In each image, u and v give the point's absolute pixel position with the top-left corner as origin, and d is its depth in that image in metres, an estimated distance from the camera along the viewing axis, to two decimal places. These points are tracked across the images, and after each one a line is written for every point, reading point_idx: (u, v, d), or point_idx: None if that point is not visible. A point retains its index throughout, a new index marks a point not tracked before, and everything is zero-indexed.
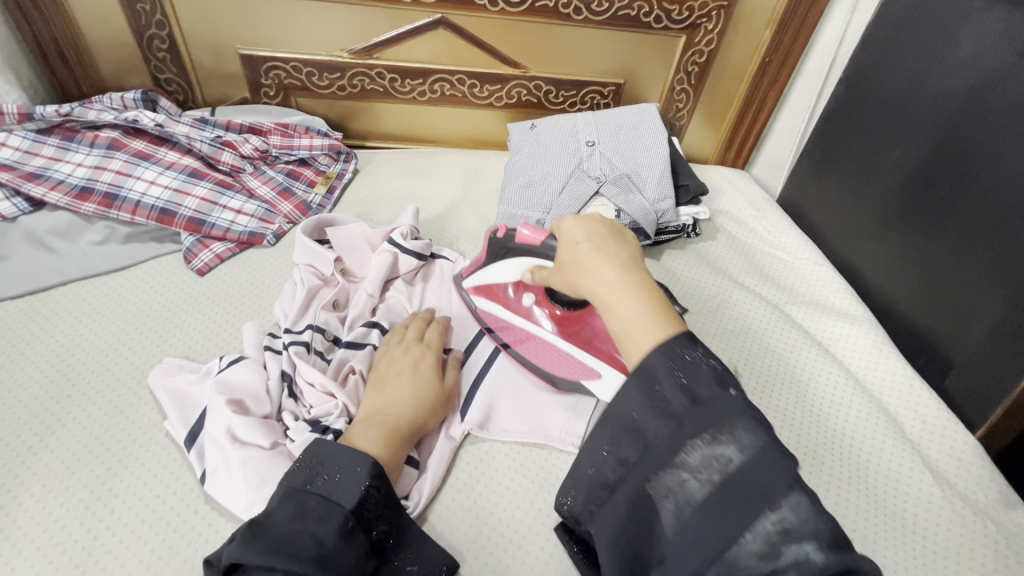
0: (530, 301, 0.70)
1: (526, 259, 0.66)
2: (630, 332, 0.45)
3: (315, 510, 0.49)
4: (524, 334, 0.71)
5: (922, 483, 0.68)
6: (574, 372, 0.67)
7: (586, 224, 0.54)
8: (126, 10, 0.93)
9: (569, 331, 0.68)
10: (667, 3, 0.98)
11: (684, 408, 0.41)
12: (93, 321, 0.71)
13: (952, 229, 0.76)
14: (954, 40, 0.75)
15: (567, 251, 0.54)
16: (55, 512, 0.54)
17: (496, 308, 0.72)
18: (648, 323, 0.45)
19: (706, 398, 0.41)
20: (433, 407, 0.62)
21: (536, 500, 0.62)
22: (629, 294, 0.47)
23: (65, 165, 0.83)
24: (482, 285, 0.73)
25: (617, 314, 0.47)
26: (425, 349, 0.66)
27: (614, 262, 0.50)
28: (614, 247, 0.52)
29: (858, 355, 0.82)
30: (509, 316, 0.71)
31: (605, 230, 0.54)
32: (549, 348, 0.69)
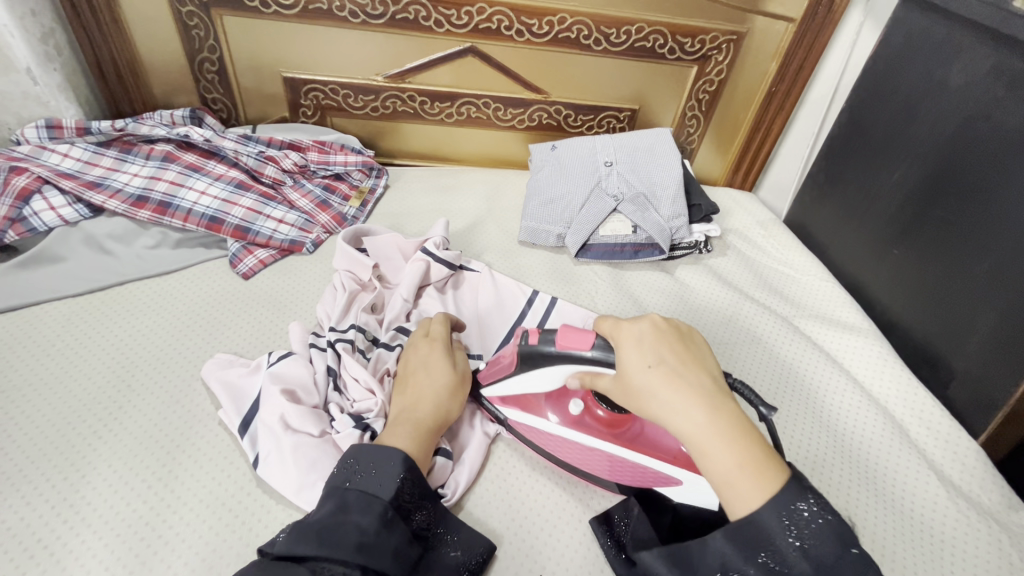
0: (575, 408, 0.66)
1: (569, 366, 0.60)
2: (733, 481, 0.48)
3: (357, 502, 0.51)
4: (575, 447, 0.65)
5: (929, 485, 0.72)
6: (645, 482, 0.62)
7: (658, 341, 0.55)
8: (181, 35, 1.01)
9: (628, 437, 0.64)
10: (680, 36, 1.06)
11: (808, 575, 0.45)
12: (148, 319, 0.77)
13: (948, 246, 0.82)
14: (948, 74, 0.82)
15: (634, 378, 0.53)
16: (121, 490, 0.58)
17: (535, 421, 0.67)
18: (750, 473, 0.48)
19: (828, 563, 0.45)
20: (452, 394, 0.64)
21: (563, 492, 0.66)
22: (720, 439, 0.49)
23: (122, 175, 0.90)
24: (509, 398, 0.68)
25: (712, 459, 0.49)
26: (432, 342, 0.69)
27: (699, 395, 0.51)
28: (691, 372, 0.53)
29: (865, 366, 0.86)
30: (552, 428, 0.66)
31: (671, 348, 0.55)
32: (606, 458, 0.64)
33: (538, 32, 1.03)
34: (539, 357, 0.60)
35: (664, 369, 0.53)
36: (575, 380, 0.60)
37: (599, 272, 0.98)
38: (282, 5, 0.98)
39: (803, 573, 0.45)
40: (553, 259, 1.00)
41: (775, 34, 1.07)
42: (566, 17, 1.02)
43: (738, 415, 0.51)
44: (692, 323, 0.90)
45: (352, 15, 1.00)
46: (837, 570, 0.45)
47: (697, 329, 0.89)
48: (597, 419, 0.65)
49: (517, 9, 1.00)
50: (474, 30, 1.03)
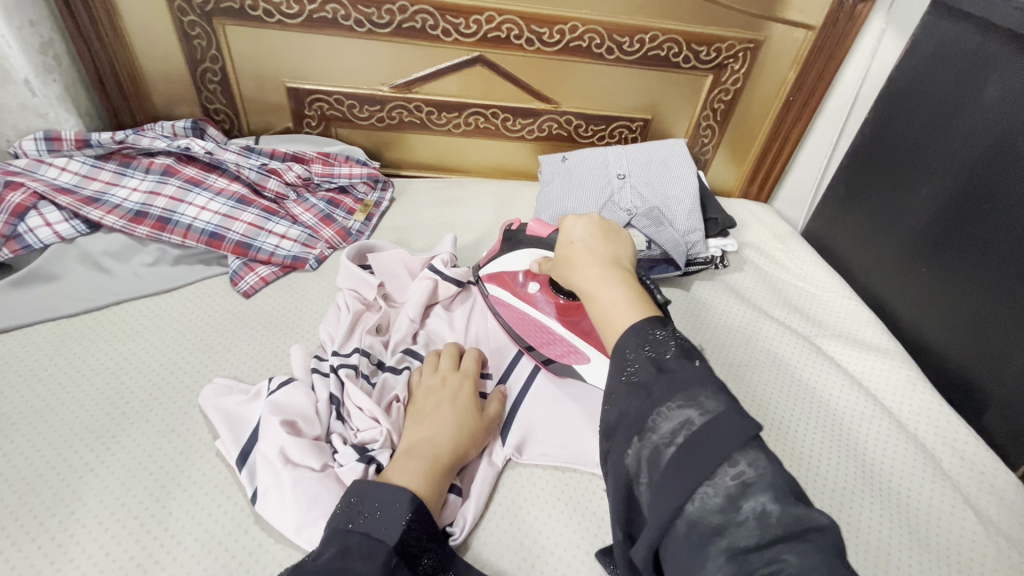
0: (535, 290, 0.76)
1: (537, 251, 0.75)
2: (609, 317, 0.50)
3: (361, 548, 0.47)
4: (530, 320, 0.76)
5: (965, 521, 0.68)
6: (568, 356, 0.72)
7: (584, 224, 0.60)
8: (183, 45, 0.98)
9: (571, 318, 0.73)
10: (695, 45, 1.02)
11: (651, 377, 0.43)
12: (144, 341, 0.74)
13: (984, 267, 0.77)
14: (980, 84, 0.78)
15: (562, 248, 0.59)
16: (111, 528, 0.55)
17: (505, 294, 0.79)
18: (624, 307, 0.49)
19: (671, 367, 0.43)
20: (474, 436, 0.62)
21: (578, 529, 0.62)
22: (610, 284, 0.52)
23: (121, 189, 0.87)
24: (495, 274, 0.80)
25: (597, 302, 0.51)
26: (462, 378, 0.67)
27: (601, 258, 0.55)
28: (602, 248, 0.57)
29: (893, 390, 0.82)
30: (516, 300, 0.77)
31: (598, 232, 0.60)
32: (548, 332, 0.74)
33: (549, 41, 1.00)
34: (516, 240, 0.78)
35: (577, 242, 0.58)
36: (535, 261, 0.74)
37: None
38: (286, 15, 0.95)
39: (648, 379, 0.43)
40: None
41: (793, 42, 1.03)
42: (577, 25, 0.99)
43: (635, 279, 0.53)
44: (709, 343, 0.87)
45: (357, 25, 0.97)
46: (676, 373, 0.42)
47: (716, 350, 0.86)
48: (552, 301, 0.74)
49: (527, 17, 0.97)
50: (483, 39, 1.00)
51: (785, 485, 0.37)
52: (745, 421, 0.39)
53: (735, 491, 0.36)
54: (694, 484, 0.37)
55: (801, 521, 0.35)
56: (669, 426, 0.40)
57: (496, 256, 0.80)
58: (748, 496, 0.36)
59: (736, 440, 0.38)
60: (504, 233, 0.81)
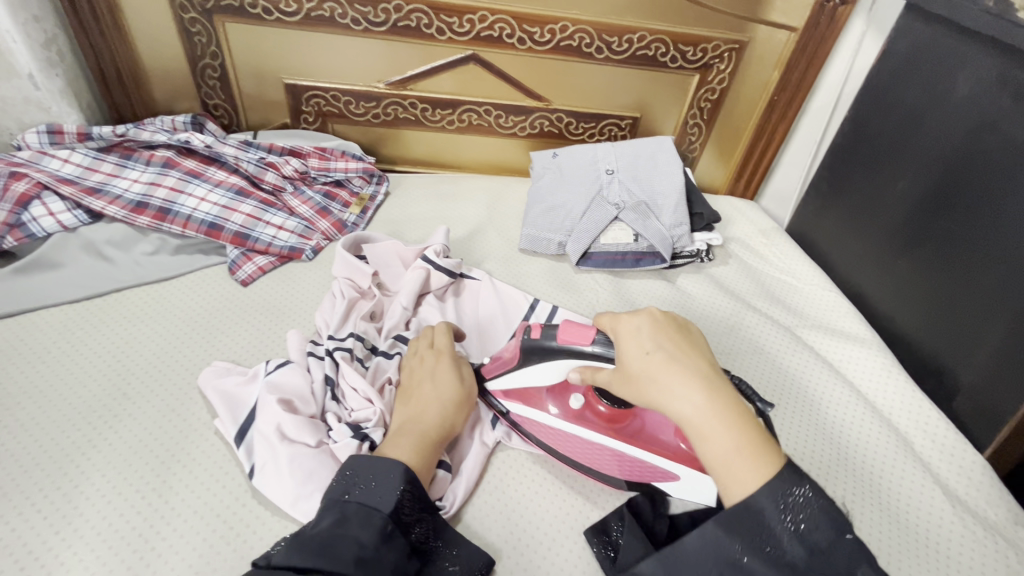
0: (576, 402, 0.68)
1: (571, 361, 0.62)
2: (733, 464, 0.49)
3: (356, 516, 0.50)
4: (579, 441, 0.67)
5: (935, 500, 0.71)
6: (645, 477, 0.64)
7: (652, 327, 0.56)
8: (183, 41, 1.01)
9: (627, 431, 0.66)
10: (682, 45, 1.06)
11: (801, 557, 0.46)
12: (146, 326, 0.76)
13: (955, 259, 0.81)
14: (952, 85, 0.82)
15: (636, 362, 0.55)
16: (114, 501, 0.58)
17: (538, 416, 0.68)
18: (748, 459, 0.48)
19: (821, 548, 0.47)
20: (458, 408, 0.64)
21: (564, 505, 0.65)
22: (717, 421, 0.50)
23: (122, 181, 0.89)
24: (512, 391, 0.70)
25: (712, 445, 0.50)
26: (439, 355, 0.68)
27: (698, 377, 0.52)
28: (692, 360, 0.54)
29: (869, 378, 0.86)
30: (555, 422, 0.68)
31: (671, 334, 0.56)
32: (607, 453, 0.66)
33: (541, 40, 1.03)
34: (540, 348, 0.63)
35: (660, 357, 0.54)
36: (573, 374, 0.63)
37: (600, 281, 0.97)
38: (284, 13, 0.98)
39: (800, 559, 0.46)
40: (554, 268, 0.99)
41: (777, 43, 1.07)
42: (568, 25, 1.02)
43: (738, 403, 0.52)
44: None
45: (354, 23, 1.00)
46: (831, 554, 0.47)
47: None
48: (597, 413, 0.67)
49: (519, 17, 1.00)
50: (476, 37, 1.03)
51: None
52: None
53: None
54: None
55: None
56: None
57: (507, 372, 0.68)
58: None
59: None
60: (521, 339, 0.65)
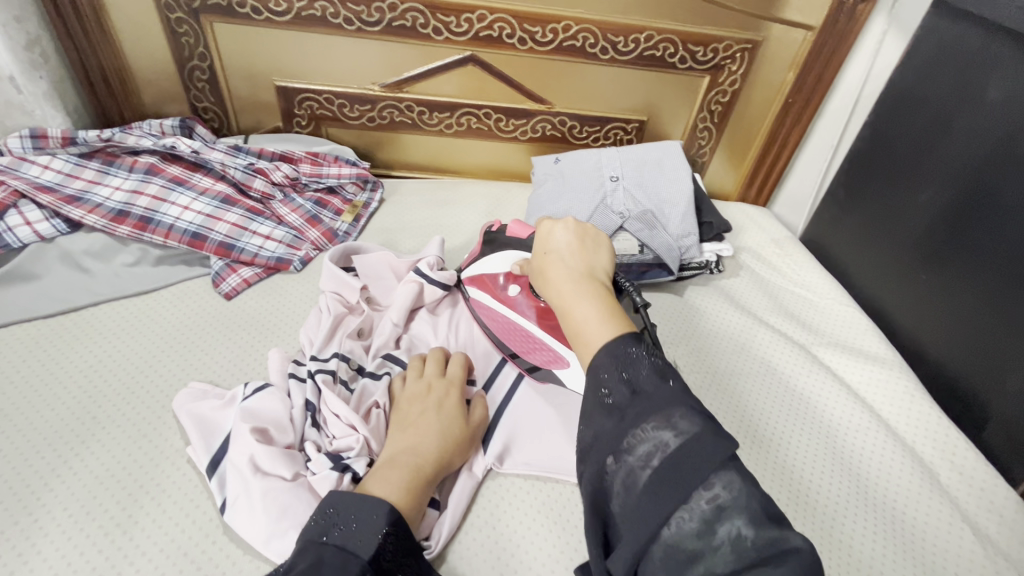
0: (514, 291, 0.72)
1: (516, 254, 0.74)
2: (583, 329, 0.49)
3: (332, 561, 0.45)
4: (509, 324, 0.73)
5: (963, 540, 0.65)
6: (552, 362, 0.69)
7: (561, 233, 0.60)
8: (171, 42, 0.97)
9: (552, 322, 0.70)
10: (692, 45, 1.00)
11: (626, 399, 0.43)
12: (122, 343, 0.72)
13: (985, 275, 0.75)
14: (984, 87, 0.76)
15: (538, 257, 0.59)
16: (75, 538, 0.54)
17: (486, 298, 0.75)
18: (599, 324, 0.49)
19: (646, 391, 0.43)
20: (458, 446, 0.60)
21: (559, 542, 0.60)
22: (584, 297, 0.52)
23: (104, 188, 0.86)
24: (475, 277, 0.78)
25: (572, 318, 0.51)
26: (449, 386, 0.65)
27: (575, 272, 0.55)
28: (579, 260, 0.57)
29: (890, 401, 0.80)
30: (496, 307, 0.74)
31: (576, 243, 0.59)
32: (527, 336, 0.71)
33: (542, 40, 0.99)
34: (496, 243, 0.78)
35: (552, 255, 0.57)
36: (517, 262, 0.73)
37: None
38: (274, 12, 0.94)
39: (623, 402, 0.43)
40: None
41: (791, 43, 1.01)
42: (570, 24, 0.97)
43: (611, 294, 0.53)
44: (699, 349, 0.84)
45: (347, 23, 0.95)
46: (654, 396, 0.43)
47: (708, 358, 0.83)
48: (532, 304, 0.71)
49: (520, 16, 0.95)
50: (474, 38, 0.98)
51: (757, 506, 0.38)
52: (720, 443, 0.40)
53: (709, 514, 0.38)
54: (670, 508, 0.38)
55: (775, 544, 0.36)
56: (645, 448, 0.40)
57: (477, 258, 0.79)
58: (724, 520, 0.37)
59: (711, 461, 0.39)
60: (484, 237, 0.80)
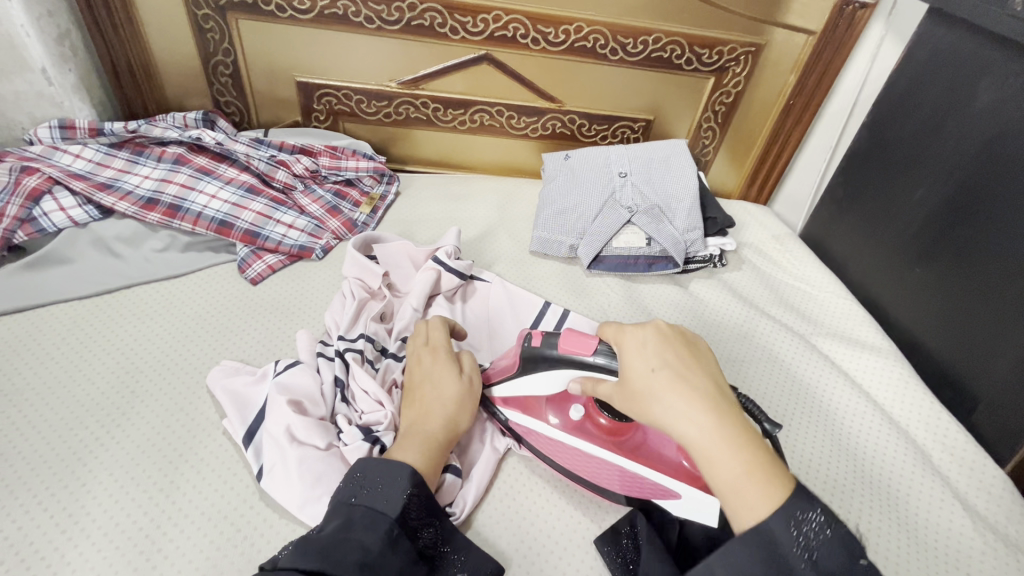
0: (576, 413, 0.65)
1: (570, 371, 0.60)
2: (740, 489, 0.46)
3: (361, 519, 0.49)
4: (575, 453, 0.64)
5: (953, 515, 0.69)
6: (640, 492, 0.61)
7: (656, 340, 0.54)
8: (196, 38, 1.00)
9: (625, 446, 0.63)
10: (698, 47, 1.04)
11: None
12: (154, 324, 0.76)
13: (976, 268, 0.79)
14: (974, 90, 0.80)
15: (639, 377, 0.52)
16: (120, 501, 0.57)
17: (538, 426, 0.66)
18: (755, 480, 0.46)
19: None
20: (460, 407, 0.62)
21: (576, 513, 0.64)
22: (729, 447, 0.47)
23: (133, 177, 0.89)
24: (512, 399, 0.67)
25: (720, 469, 0.47)
26: (434, 352, 0.66)
27: (704, 401, 0.50)
28: (697, 374, 0.52)
29: (885, 387, 0.84)
30: (554, 434, 0.65)
31: (682, 352, 0.54)
32: (604, 468, 0.62)
33: (554, 41, 1.02)
34: (537, 358, 0.61)
35: (665, 377, 0.51)
36: (574, 380, 0.61)
37: (612, 285, 0.96)
38: (297, 10, 0.97)
39: None
40: (565, 271, 0.98)
41: (793, 47, 1.05)
42: (582, 26, 1.01)
43: (745, 425, 0.49)
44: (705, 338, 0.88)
45: (367, 21, 0.99)
46: None
47: (713, 347, 0.87)
48: (597, 425, 0.64)
49: (534, 17, 0.99)
50: (490, 38, 1.02)
51: None
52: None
53: None
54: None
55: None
56: None
57: (510, 377, 0.65)
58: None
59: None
60: (519, 346, 0.63)
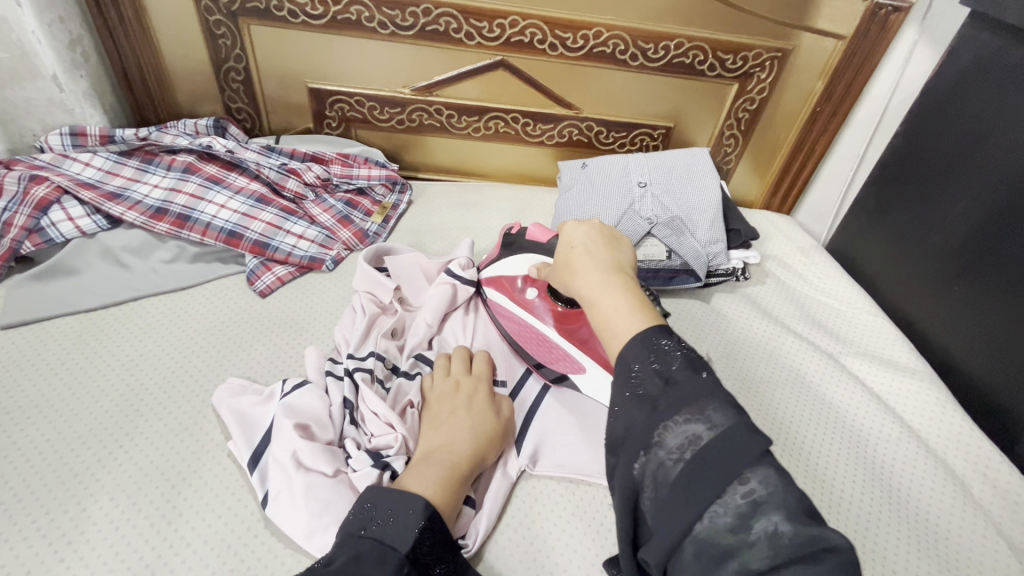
0: (533, 295, 0.74)
1: (537, 256, 0.73)
2: (610, 323, 0.48)
3: (371, 554, 0.46)
4: (524, 324, 0.75)
5: (999, 554, 0.65)
6: (564, 366, 0.71)
7: (587, 226, 0.58)
8: (208, 44, 0.99)
9: (569, 329, 0.71)
10: (722, 53, 1.01)
11: (657, 389, 0.42)
12: (160, 338, 0.74)
13: (1021, 287, 0.75)
14: (1020, 98, 0.76)
15: (561, 251, 0.57)
16: (121, 528, 0.55)
17: (504, 301, 0.77)
18: (627, 316, 0.47)
19: (678, 380, 0.42)
20: (490, 441, 0.61)
21: (594, 545, 0.60)
22: (611, 293, 0.50)
23: (142, 186, 0.87)
24: (494, 278, 0.79)
25: (599, 310, 0.50)
26: (476, 381, 0.66)
27: (602, 266, 0.53)
28: (605, 255, 0.55)
29: (921, 413, 0.80)
30: (514, 309, 0.76)
31: (602, 238, 0.57)
32: (541, 338, 0.73)
33: (573, 46, 0.99)
34: (517, 246, 0.77)
35: (577, 247, 0.55)
36: (535, 266, 0.72)
37: None
38: (311, 16, 0.95)
39: (656, 393, 0.42)
40: None
41: (822, 52, 1.01)
42: (602, 31, 0.97)
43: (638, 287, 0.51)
44: (727, 357, 0.84)
45: (381, 26, 0.97)
46: (685, 386, 0.42)
47: (737, 365, 0.83)
48: (550, 308, 0.73)
49: (552, 22, 0.96)
50: (506, 43, 0.99)
51: (797, 504, 0.37)
52: (752, 439, 0.39)
53: (746, 509, 0.37)
54: (703, 503, 0.38)
55: (815, 542, 0.35)
56: (679, 442, 0.40)
57: (497, 260, 0.79)
58: (760, 515, 0.36)
59: (777, 508, 0.37)
60: (505, 238, 0.79)
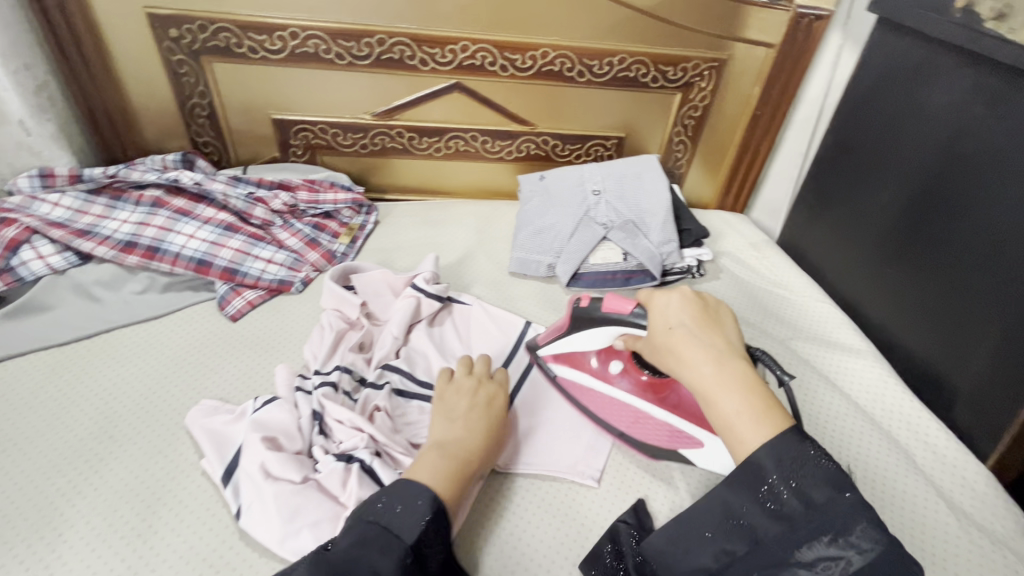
0: (617, 367, 0.73)
1: (615, 327, 0.70)
2: (734, 426, 0.52)
3: (378, 541, 0.49)
4: (615, 402, 0.73)
5: (938, 514, 0.69)
6: (672, 441, 0.69)
7: (685, 306, 0.61)
8: (172, 83, 1.03)
9: (661, 398, 0.71)
10: (662, 65, 1.07)
11: (797, 511, 0.48)
12: (134, 367, 0.76)
13: (945, 264, 0.80)
14: (928, 93, 0.82)
15: (660, 332, 0.60)
16: (98, 549, 0.57)
17: (580, 377, 0.75)
18: (751, 421, 0.51)
19: (819, 502, 0.48)
20: (497, 443, 0.64)
21: (558, 534, 0.63)
22: (728, 389, 0.53)
23: (112, 222, 0.90)
24: (561, 354, 0.76)
25: (717, 408, 0.53)
26: (496, 388, 0.69)
27: (713, 351, 0.57)
28: (711, 336, 0.58)
29: (866, 388, 0.85)
30: (596, 385, 0.74)
31: (702, 316, 0.60)
32: (642, 415, 0.71)
33: (522, 67, 1.05)
34: (590, 318, 0.71)
35: (679, 330, 0.58)
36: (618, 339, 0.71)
37: None
38: (269, 51, 1.00)
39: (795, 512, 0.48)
40: (544, 290, 0.99)
41: (755, 60, 1.08)
42: (548, 51, 1.03)
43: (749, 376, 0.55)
44: None
45: (339, 57, 1.02)
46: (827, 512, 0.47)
47: None
48: (635, 380, 0.73)
49: (500, 45, 1.02)
50: (459, 67, 1.05)
51: None
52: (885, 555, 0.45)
53: None
54: None
55: None
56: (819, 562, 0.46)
57: (563, 333, 0.74)
58: None
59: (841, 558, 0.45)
60: (572, 308, 0.72)
